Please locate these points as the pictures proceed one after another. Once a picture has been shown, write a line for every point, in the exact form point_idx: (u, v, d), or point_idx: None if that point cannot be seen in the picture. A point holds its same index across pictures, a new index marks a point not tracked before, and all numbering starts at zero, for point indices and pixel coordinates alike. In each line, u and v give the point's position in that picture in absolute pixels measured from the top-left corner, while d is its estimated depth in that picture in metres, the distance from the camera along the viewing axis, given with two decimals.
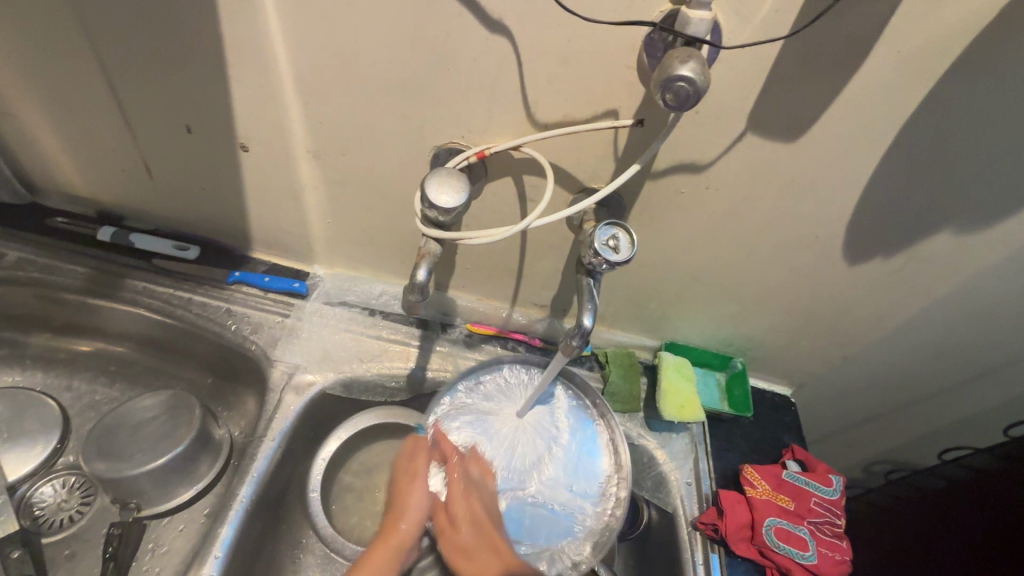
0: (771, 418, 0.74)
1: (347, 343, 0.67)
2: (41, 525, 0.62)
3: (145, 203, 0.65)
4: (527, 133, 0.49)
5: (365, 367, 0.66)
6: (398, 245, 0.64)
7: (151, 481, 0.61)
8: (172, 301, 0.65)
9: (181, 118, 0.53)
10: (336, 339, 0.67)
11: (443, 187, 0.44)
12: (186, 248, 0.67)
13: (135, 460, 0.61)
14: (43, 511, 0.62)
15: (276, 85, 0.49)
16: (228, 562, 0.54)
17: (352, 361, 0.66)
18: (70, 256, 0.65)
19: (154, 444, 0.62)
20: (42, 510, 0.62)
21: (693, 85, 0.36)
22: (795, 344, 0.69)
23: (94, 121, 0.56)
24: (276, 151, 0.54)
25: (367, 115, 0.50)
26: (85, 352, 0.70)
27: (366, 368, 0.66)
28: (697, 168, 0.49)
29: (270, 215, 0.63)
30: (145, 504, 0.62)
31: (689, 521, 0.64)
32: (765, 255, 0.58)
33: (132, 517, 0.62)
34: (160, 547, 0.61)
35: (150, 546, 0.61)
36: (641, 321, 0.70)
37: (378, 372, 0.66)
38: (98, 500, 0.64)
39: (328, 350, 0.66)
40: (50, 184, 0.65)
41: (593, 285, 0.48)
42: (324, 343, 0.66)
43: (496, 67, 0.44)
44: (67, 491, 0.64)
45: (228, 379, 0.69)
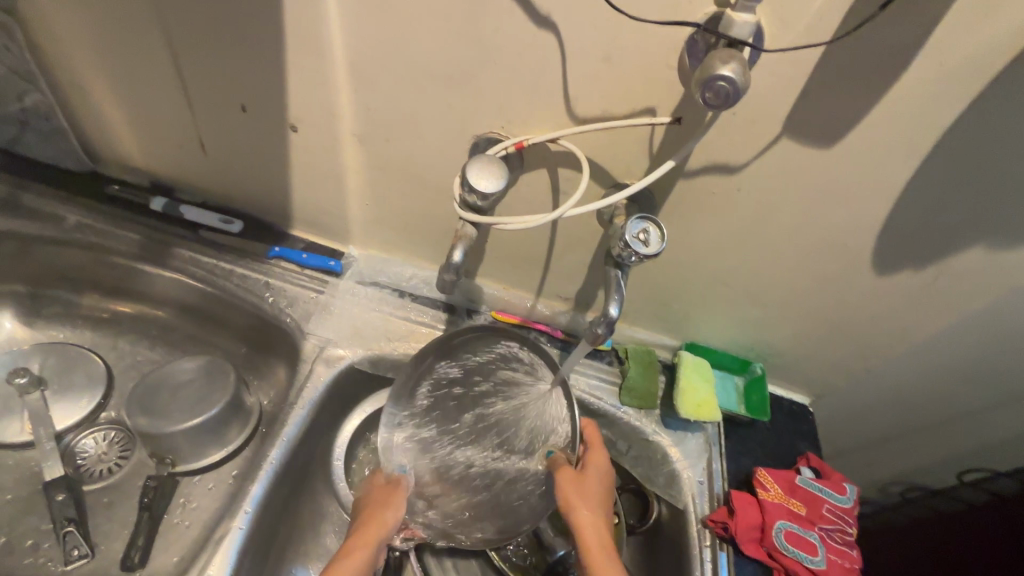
0: (788, 425, 0.74)
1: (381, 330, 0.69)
2: (83, 473, 0.66)
3: (197, 177, 0.68)
4: (565, 126, 0.50)
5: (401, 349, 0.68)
6: (432, 230, 0.66)
7: (186, 439, 0.65)
8: (215, 272, 0.69)
9: (238, 97, 0.56)
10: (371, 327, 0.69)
11: (484, 172, 0.45)
12: (230, 222, 0.70)
13: (174, 418, 0.64)
14: (86, 461, 0.66)
15: (330, 70, 0.51)
16: (256, 518, 0.57)
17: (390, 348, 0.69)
18: (124, 222, 0.69)
19: (192, 404, 0.65)
20: (83, 460, 0.66)
21: (734, 85, 0.37)
22: (815, 353, 0.70)
23: (158, 97, 0.59)
24: (325, 134, 0.57)
25: (413, 103, 0.52)
26: (129, 315, 0.74)
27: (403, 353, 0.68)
28: (730, 169, 0.50)
29: (312, 195, 0.66)
30: (179, 461, 0.66)
31: (699, 519, 0.65)
32: (791, 261, 0.58)
33: (167, 472, 0.65)
34: (190, 502, 0.65)
35: (181, 501, 0.65)
36: (662, 319, 0.71)
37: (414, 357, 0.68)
38: (135, 454, 0.68)
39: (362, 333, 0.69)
40: (110, 153, 0.69)
41: (621, 277, 0.49)
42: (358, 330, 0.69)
43: (540, 62, 0.46)
44: (107, 444, 0.68)
45: (260, 348, 0.73)
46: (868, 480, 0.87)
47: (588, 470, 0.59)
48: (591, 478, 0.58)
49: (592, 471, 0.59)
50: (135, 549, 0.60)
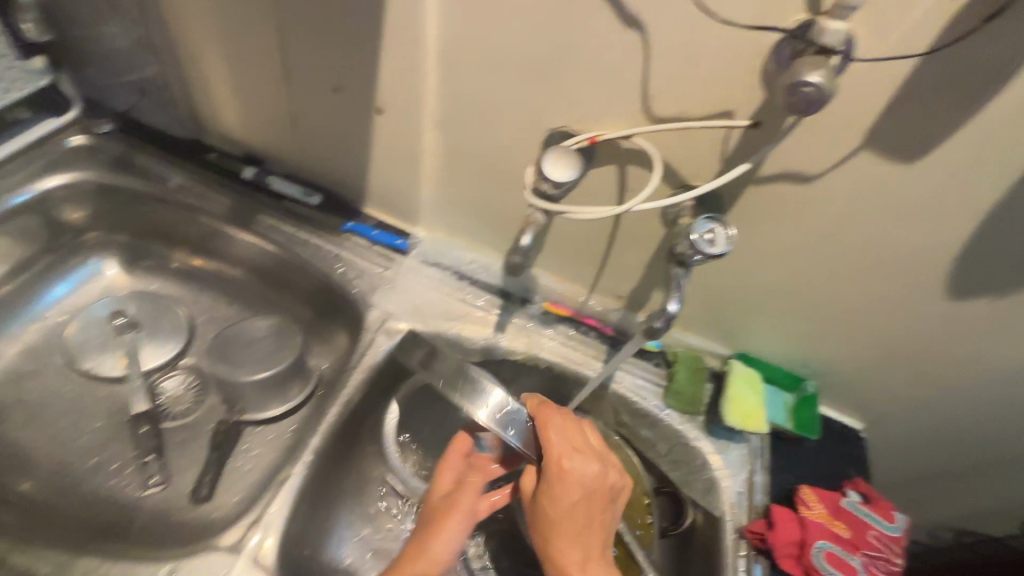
0: (836, 448, 0.72)
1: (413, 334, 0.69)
2: (162, 411, 0.72)
3: (285, 151, 0.74)
4: (639, 124, 0.51)
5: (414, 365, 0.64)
6: (496, 218, 0.68)
7: (254, 391, 0.70)
8: (293, 240, 0.74)
9: (333, 78, 0.61)
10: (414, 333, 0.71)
11: (559, 162, 0.47)
12: (311, 195, 0.75)
13: (246, 369, 0.70)
14: (165, 400, 0.72)
15: (421, 57, 0.54)
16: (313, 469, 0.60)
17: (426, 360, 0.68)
18: (218, 188, 0.75)
19: (262, 358, 0.71)
20: (163, 399, 0.72)
21: (819, 91, 0.37)
22: (873, 376, 0.68)
23: (261, 75, 0.65)
24: (407, 118, 0.61)
25: (495, 93, 0.55)
26: (211, 274, 0.81)
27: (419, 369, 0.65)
28: (804, 178, 0.50)
29: (388, 175, 0.70)
30: (247, 410, 0.71)
31: (735, 528, 0.64)
32: (857, 278, 0.57)
33: (235, 419, 0.71)
34: (251, 449, 0.70)
35: (244, 448, 0.70)
36: (715, 326, 0.70)
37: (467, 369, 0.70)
38: (210, 398, 0.74)
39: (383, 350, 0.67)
40: (211, 124, 0.76)
41: (683, 275, 0.50)
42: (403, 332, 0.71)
43: (623, 60, 0.47)
44: (184, 388, 0.74)
45: (325, 315, 0.78)
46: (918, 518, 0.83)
47: (561, 467, 0.54)
48: (557, 477, 0.54)
49: (556, 487, 0.54)
50: (204, 483, 0.66)
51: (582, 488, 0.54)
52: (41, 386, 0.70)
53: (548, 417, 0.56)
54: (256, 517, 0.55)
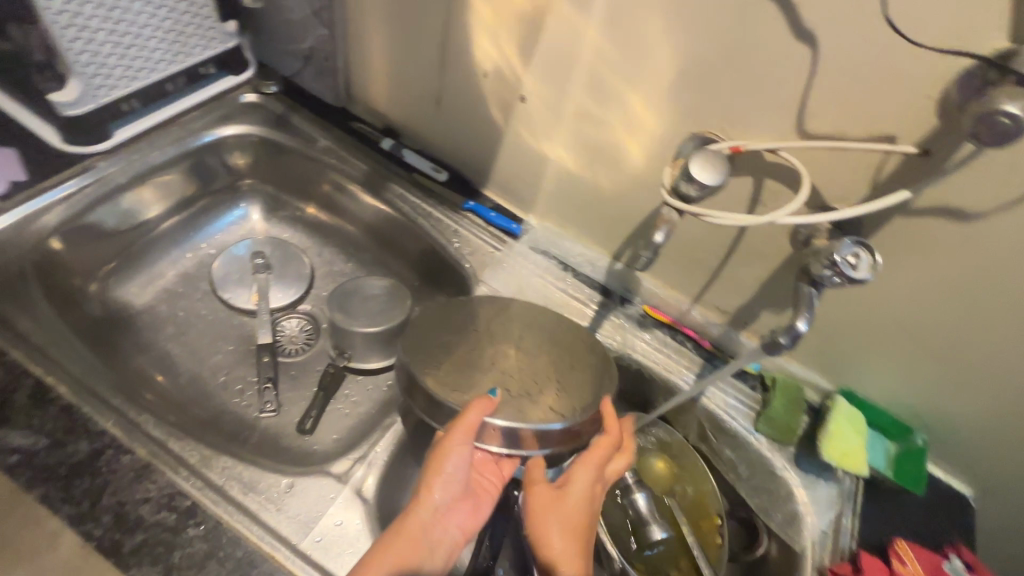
0: (940, 509, 0.67)
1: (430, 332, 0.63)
2: (280, 347, 0.79)
3: (423, 127, 0.79)
4: (789, 139, 0.51)
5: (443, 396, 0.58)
6: (613, 216, 0.70)
7: (363, 343, 0.76)
8: (417, 210, 0.79)
9: (485, 63, 0.65)
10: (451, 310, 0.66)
11: (706, 165, 0.48)
12: (439, 171, 0.81)
13: (360, 321, 0.76)
14: (282, 338, 0.80)
15: (578, 51, 0.57)
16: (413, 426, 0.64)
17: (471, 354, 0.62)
18: (358, 154, 0.82)
19: (374, 314, 0.77)
20: (281, 336, 0.80)
21: (1018, 122, 0.37)
22: (997, 441, 0.62)
23: (419, 54, 0.70)
24: (549, 107, 0.64)
25: (642, 92, 0.56)
26: (337, 231, 0.88)
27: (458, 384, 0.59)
28: (964, 215, 0.48)
29: (515, 161, 0.73)
30: (354, 358, 0.77)
31: (816, 567, 0.62)
32: (1004, 330, 0.53)
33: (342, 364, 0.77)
34: (351, 396, 0.76)
35: (345, 393, 0.76)
36: (823, 357, 0.68)
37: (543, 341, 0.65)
38: (319, 343, 0.80)
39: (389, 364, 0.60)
40: (361, 96, 0.83)
41: (814, 295, 0.48)
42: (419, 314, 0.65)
43: (787, 72, 0.47)
44: (301, 330, 0.81)
45: (432, 284, 0.83)
46: None
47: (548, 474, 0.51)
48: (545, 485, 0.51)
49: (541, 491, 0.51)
50: (308, 417, 0.72)
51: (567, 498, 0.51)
52: (186, 307, 0.79)
53: (541, 433, 0.55)
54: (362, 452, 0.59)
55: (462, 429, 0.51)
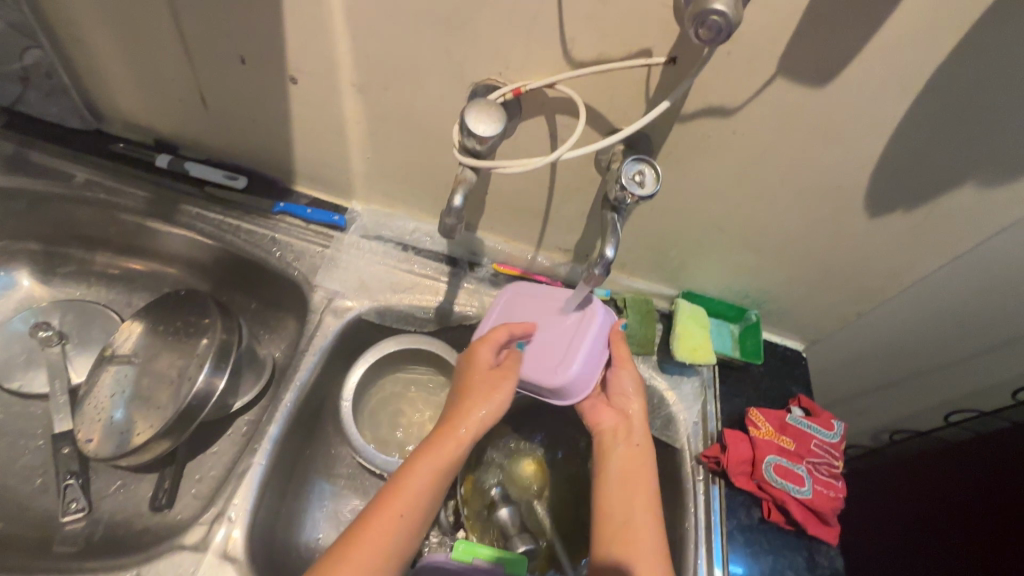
0: (781, 369, 0.76)
1: (142, 403, 0.64)
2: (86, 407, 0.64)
3: (200, 134, 0.69)
4: (562, 71, 0.50)
5: (213, 383, 0.64)
6: (433, 183, 0.66)
7: (178, 391, 0.64)
8: (222, 227, 0.70)
9: (235, 48, 0.56)
10: (130, 379, 0.66)
11: (482, 116, 0.46)
12: (235, 178, 0.71)
13: (168, 360, 0.66)
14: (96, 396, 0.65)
15: (325, 18, 0.51)
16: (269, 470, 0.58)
17: (177, 371, 0.65)
18: (133, 182, 0.70)
19: (183, 351, 0.67)
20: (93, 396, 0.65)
21: (726, 19, 0.37)
22: (811, 298, 0.71)
23: (154, 50, 0.59)
24: (323, 85, 0.57)
25: (412, 52, 0.52)
26: (141, 271, 0.76)
27: (195, 373, 0.64)
28: (726, 112, 0.50)
29: (313, 148, 0.66)
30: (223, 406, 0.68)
31: (693, 455, 0.67)
32: (785, 208, 0.59)
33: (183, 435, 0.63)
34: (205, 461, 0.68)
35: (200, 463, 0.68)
36: (661, 269, 0.72)
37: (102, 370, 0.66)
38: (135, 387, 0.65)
39: (174, 447, 0.64)
40: (112, 111, 0.69)
41: (617, 220, 0.51)
42: (117, 408, 0.64)
43: (536, 4, 0.45)
44: (124, 381, 0.66)
45: (271, 304, 0.75)
46: (861, 425, 0.91)
47: (473, 402, 0.56)
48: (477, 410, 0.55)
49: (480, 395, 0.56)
50: (162, 491, 0.64)
51: (482, 381, 0.57)
52: None
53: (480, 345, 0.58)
54: (219, 511, 0.54)
55: (473, 375, 0.57)
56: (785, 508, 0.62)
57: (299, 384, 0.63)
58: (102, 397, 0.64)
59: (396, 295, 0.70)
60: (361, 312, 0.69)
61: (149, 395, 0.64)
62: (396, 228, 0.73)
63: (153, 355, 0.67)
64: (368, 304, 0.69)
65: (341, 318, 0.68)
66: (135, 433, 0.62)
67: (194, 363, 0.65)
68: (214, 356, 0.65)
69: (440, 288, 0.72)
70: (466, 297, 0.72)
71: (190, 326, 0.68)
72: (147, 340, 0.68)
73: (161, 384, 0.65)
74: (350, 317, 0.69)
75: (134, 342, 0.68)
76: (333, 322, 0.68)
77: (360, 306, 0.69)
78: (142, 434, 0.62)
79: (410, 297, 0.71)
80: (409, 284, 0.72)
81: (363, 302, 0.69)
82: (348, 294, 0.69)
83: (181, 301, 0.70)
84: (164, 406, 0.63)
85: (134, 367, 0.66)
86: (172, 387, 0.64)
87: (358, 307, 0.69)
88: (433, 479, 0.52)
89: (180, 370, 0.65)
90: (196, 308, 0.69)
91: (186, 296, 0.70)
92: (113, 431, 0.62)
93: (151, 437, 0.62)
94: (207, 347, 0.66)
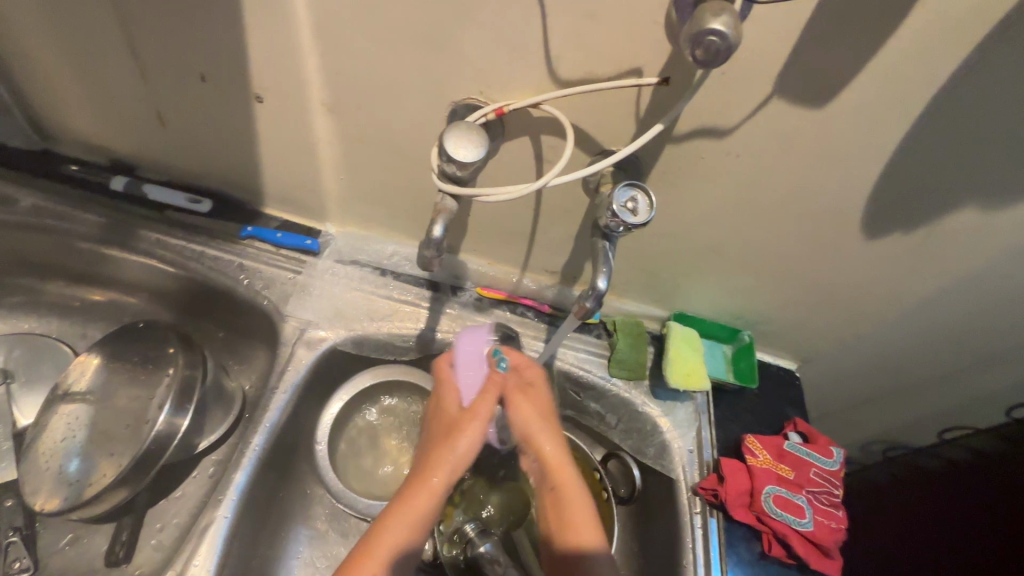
0: (775, 391, 0.74)
1: (95, 448, 0.58)
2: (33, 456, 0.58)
3: (160, 154, 0.64)
4: (548, 90, 0.47)
5: (175, 425, 0.59)
6: (412, 205, 0.63)
7: (134, 435, 0.58)
8: (185, 254, 0.65)
9: (194, 65, 0.52)
10: (82, 423, 0.60)
11: (462, 141, 0.42)
12: (199, 201, 0.67)
13: (125, 398, 0.61)
14: (43, 442, 0.59)
15: (291, 34, 0.47)
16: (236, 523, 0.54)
17: (133, 411, 0.60)
18: (85, 206, 0.65)
19: (141, 389, 0.61)
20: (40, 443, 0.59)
21: (725, 40, 0.34)
22: (805, 318, 0.69)
23: (105, 67, 0.54)
24: (291, 104, 0.53)
25: (387, 70, 0.48)
26: (100, 301, 0.71)
27: (155, 414, 0.59)
28: (720, 133, 0.48)
29: (282, 170, 0.62)
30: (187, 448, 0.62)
31: (689, 486, 0.64)
32: (779, 230, 0.57)
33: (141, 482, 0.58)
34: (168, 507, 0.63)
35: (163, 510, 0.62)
36: (652, 291, 0.69)
37: (51, 414, 0.60)
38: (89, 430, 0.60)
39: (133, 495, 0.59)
40: (63, 130, 0.64)
41: (608, 249, 0.48)
42: (66, 456, 0.58)
43: (520, 20, 0.42)
44: (75, 425, 0.60)
45: (240, 334, 0.70)
46: (854, 442, 0.89)
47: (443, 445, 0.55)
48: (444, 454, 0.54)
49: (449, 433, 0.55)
50: (119, 544, 0.58)
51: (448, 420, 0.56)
52: None
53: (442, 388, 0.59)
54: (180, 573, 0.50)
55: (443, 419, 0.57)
56: (786, 541, 0.60)
57: (268, 426, 0.58)
58: (50, 444, 0.59)
59: (373, 324, 0.66)
60: (336, 342, 0.65)
61: (102, 438, 0.59)
62: (374, 251, 0.69)
63: (108, 394, 0.61)
64: (343, 334, 0.65)
65: (314, 351, 0.64)
66: (87, 484, 0.57)
67: (154, 401, 0.60)
68: (175, 395, 0.60)
69: (421, 315, 0.68)
70: (449, 324, 0.68)
71: (147, 360, 0.62)
72: (102, 379, 0.62)
73: (116, 427, 0.59)
74: (325, 349, 0.64)
75: (87, 380, 0.62)
76: (306, 354, 0.63)
77: (334, 336, 0.65)
78: (95, 484, 0.56)
79: (388, 325, 0.67)
80: (387, 311, 0.67)
81: (338, 332, 0.65)
82: (322, 324, 0.65)
83: (138, 334, 0.64)
84: (118, 452, 0.58)
85: (86, 408, 0.60)
86: (129, 429, 0.59)
87: (333, 337, 0.65)
88: (413, 527, 0.50)
89: (136, 410, 0.60)
90: (156, 342, 0.63)
91: (146, 329, 0.65)
92: (64, 482, 0.57)
93: (104, 486, 0.56)
94: (167, 386, 0.60)
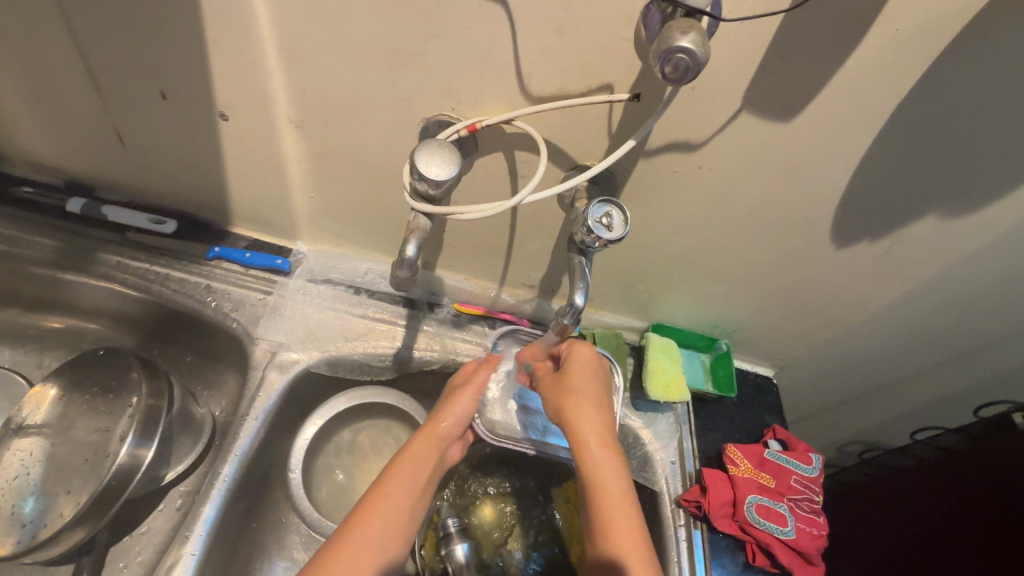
0: (753, 398, 0.75)
1: (51, 486, 0.55)
2: None
3: (120, 174, 0.62)
4: (520, 106, 0.46)
5: (139, 459, 0.56)
6: (386, 222, 0.62)
7: (93, 470, 0.55)
8: (148, 277, 0.63)
9: (154, 83, 0.50)
10: (39, 459, 0.56)
11: (434, 158, 0.41)
12: (163, 222, 0.64)
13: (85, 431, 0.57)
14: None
15: (255, 51, 0.45)
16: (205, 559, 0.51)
17: (93, 445, 0.56)
18: (39, 229, 0.62)
19: (99, 420, 0.58)
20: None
21: (694, 58, 0.34)
22: (780, 325, 0.70)
23: (59, 86, 0.52)
24: (258, 122, 0.52)
25: (356, 87, 0.47)
26: (58, 328, 0.68)
27: (117, 446, 0.56)
28: (692, 147, 0.48)
29: (250, 188, 0.60)
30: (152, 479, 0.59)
31: (672, 499, 0.64)
32: (752, 240, 0.58)
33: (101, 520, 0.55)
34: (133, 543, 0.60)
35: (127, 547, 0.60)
36: (630, 302, 0.69)
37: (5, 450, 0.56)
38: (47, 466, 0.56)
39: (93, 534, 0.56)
40: (15, 151, 0.61)
41: (585, 264, 0.47)
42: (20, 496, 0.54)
43: (489, 38, 0.41)
44: (30, 462, 0.56)
45: (209, 358, 0.68)
46: (831, 443, 0.91)
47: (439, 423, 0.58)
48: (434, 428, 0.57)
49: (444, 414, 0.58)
50: None
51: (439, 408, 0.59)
52: None
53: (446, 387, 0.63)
54: None
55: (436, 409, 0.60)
56: (769, 550, 0.60)
57: (239, 456, 0.56)
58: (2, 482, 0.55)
59: (347, 344, 0.65)
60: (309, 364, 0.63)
61: (59, 475, 0.55)
62: (346, 269, 0.68)
63: (68, 427, 0.58)
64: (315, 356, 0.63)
65: (286, 374, 0.62)
66: (42, 525, 0.53)
67: (115, 434, 0.57)
68: (138, 425, 0.57)
69: (396, 334, 0.66)
70: (425, 342, 0.67)
71: (106, 387, 0.59)
72: (64, 410, 0.58)
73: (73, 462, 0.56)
74: (297, 372, 0.62)
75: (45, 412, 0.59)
76: (277, 378, 0.61)
77: (307, 358, 0.63)
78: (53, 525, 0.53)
79: (363, 345, 0.65)
80: (361, 331, 0.66)
81: (310, 353, 0.63)
82: (294, 346, 0.63)
83: (94, 360, 0.61)
84: (78, 490, 0.54)
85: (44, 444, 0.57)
86: (90, 465, 0.55)
87: (306, 359, 0.63)
88: (402, 499, 0.51)
89: (94, 443, 0.57)
90: (116, 369, 0.60)
91: (104, 355, 0.61)
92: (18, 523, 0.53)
93: (60, 525, 0.53)
94: (126, 416, 0.57)
